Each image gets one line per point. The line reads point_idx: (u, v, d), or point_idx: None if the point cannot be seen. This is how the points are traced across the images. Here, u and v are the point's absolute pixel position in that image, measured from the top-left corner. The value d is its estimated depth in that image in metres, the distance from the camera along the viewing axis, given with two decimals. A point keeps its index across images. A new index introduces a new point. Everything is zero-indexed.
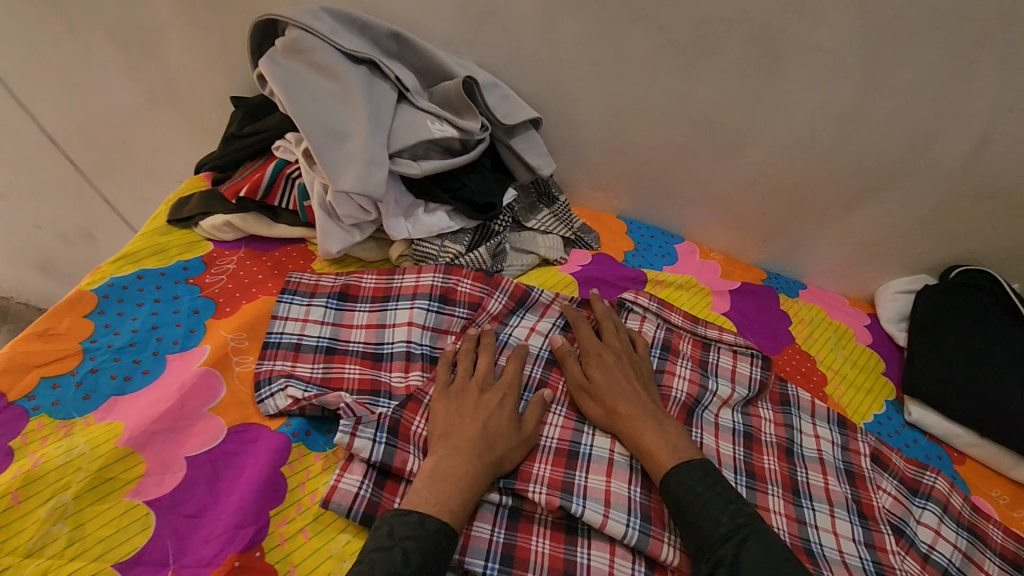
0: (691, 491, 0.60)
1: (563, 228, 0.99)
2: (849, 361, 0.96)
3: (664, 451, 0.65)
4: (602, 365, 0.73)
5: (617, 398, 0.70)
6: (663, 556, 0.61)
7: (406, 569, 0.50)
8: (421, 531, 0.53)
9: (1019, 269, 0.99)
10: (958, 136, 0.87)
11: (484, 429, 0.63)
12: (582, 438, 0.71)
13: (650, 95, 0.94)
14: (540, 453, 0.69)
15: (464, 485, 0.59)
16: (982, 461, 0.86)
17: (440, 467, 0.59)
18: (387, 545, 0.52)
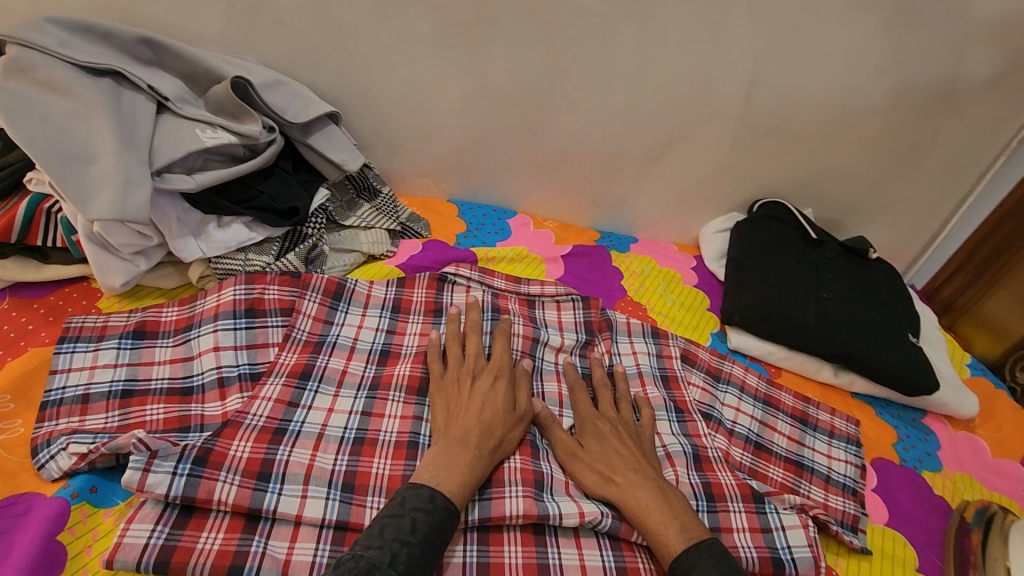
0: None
1: (388, 221, 0.97)
2: (677, 304, 1.03)
3: (673, 532, 0.64)
4: (601, 437, 0.73)
5: (618, 467, 0.70)
6: (506, 512, 0.66)
7: (412, 537, 0.56)
8: (431, 503, 0.59)
9: (807, 195, 1.11)
10: (730, 81, 0.94)
11: (482, 415, 0.69)
12: (422, 429, 0.72)
13: (448, 76, 0.94)
14: (380, 448, 0.69)
15: (469, 470, 0.64)
16: (794, 371, 0.96)
17: (448, 453, 0.64)
18: (397, 513, 0.58)
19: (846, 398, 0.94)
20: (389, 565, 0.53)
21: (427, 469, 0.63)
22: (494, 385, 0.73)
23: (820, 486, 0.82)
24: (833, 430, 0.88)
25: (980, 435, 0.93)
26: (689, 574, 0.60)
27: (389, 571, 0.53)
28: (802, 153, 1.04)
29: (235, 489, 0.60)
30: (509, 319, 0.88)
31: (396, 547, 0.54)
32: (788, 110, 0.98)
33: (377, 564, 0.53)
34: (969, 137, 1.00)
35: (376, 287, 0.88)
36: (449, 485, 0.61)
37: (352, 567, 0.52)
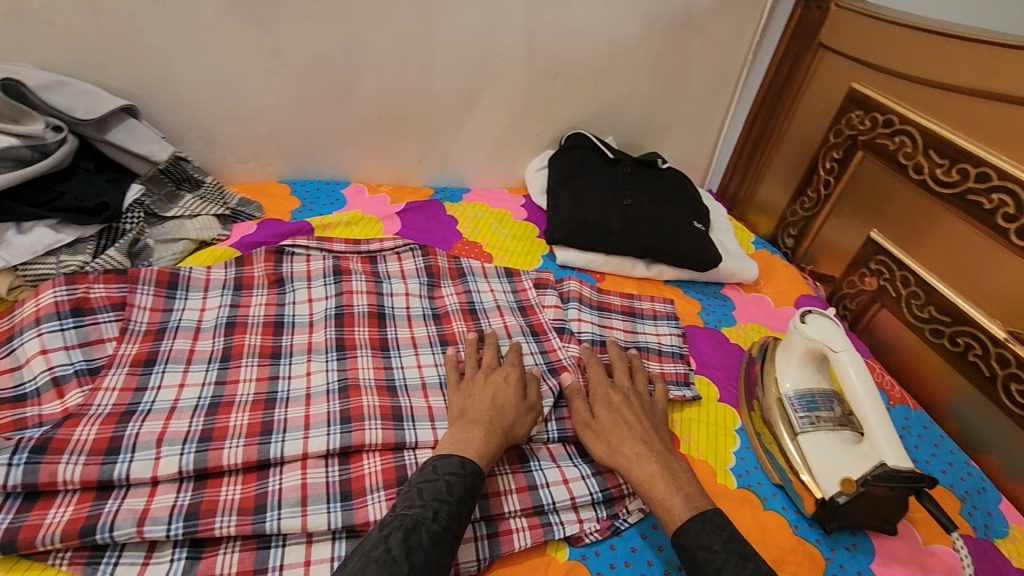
0: (709, 547, 0.59)
1: (215, 207, 0.99)
2: (509, 237, 1.14)
3: (678, 502, 0.64)
4: (617, 414, 0.75)
5: (624, 439, 0.72)
6: (367, 441, 0.69)
7: (450, 497, 0.60)
8: (462, 468, 0.63)
9: (604, 125, 1.27)
10: (507, 30, 1.06)
11: (494, 403, 0.73)
12: (278, 385, 0.76)
13: (245, 58, 0.98)
14: (236, 405, 0.72)
15: (486, 443, 0.67)
16: (616, 273, 1.11)
17: (464, 429, 0.68)
18: (432, 478, 0.62)
19: (659, 285, 1.12)
20: (431, 523, 0.58)
21: (450, 443, 0.67)
22: (506, 377, 0.77)
23: (655, 359, 0.95)
24: (655, 313, 1.04)
25: (765, 292, 1.14)
26: (693, 542, 0.60)
27: (430, 527, 0.57)
28: (589, 86, 1.19)
29: (81, 467, 0.61)
30: (351, 278, 0.93)
31: (437, 504, 0.59)
32: (564, 50, 1.12)
33: (422, 521, 0.57)
34: (716, 54, 1.20)
35: (214, 271, 0.89)
36: (472, 451, 0.66)
37: (398, 525, 0.57)
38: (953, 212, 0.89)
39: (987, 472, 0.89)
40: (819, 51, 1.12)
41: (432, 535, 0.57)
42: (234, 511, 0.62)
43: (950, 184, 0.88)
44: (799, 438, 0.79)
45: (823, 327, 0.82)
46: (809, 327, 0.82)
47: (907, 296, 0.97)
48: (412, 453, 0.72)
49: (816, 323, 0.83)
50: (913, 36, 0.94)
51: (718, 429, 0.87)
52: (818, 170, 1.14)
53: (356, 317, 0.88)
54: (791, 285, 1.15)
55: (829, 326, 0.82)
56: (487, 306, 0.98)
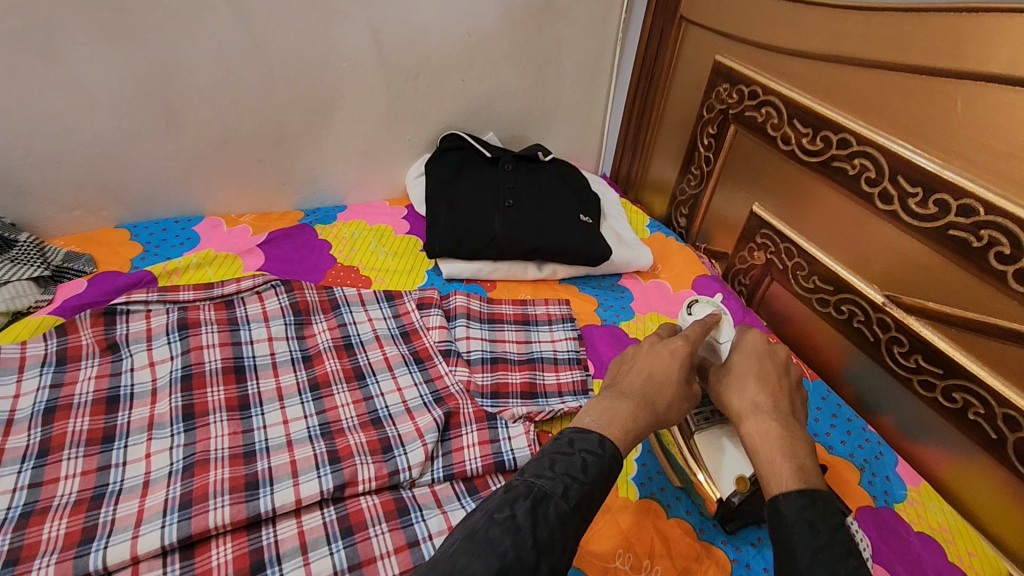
0: (812, 525, 0.49)
1: (33, 268, 0.86)
2: (390, 255, 1.06)
3: (790, 470, 0.54)
4: (756, 355, 0.66)
5: (753, 391, 0.62)
6: (210, 525, 0.60)
7: (584, 477, 0.51)
8: (602, 448, 0.53)
9: (482, 121, 1.20)
10: (350, 31, 0.96)
11: (653, 377, 0.62)
12: (110, 476, 0.66)
13: (36, 94, 0.84)
14: (53, 510, 0.62)
15: (635, 420, 0.58)
16: (507, 279, 1.05)
17: (612, 401, 0.59)
18: (567, 450, 0.53)
19: (554, 285, 1.06)
20: (561, 499, 0.49)
21: (588, 414, 0.58)
22: (672, 352, 0.65)
23: (551, 368, 0.91)
24: (550, 317, 0.98)
25: (663, 277, 1.11)
26: (796, 514, 0.50)
27: (559, 504, 0.48)
28: (455, 83, 1.11)
29: None
30: (200, 330, 0.83)
31: (568, 480, 0.50)
32: (420, 47, 1.03)
33: (552, 495, 0.49)
34: (585, 36, 1.15)
35: (31, 346, 0.77)
36: (617, 432, 0.56)
37: (524, 491, 0.49)
38: (822, 181, 0.87)
39: (884, 435, 0.89)
40: (681, 24, 1.08)
41: (560, 515, 0.48)
42: None
43: (817, 153, 0.87)
44: (693, 440, 0.71)
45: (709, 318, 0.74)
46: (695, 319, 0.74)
47: (793, 268, 0.97)
48: (272, 528, 0.63)
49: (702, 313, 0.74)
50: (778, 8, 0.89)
51: None
52: (697, 146, 1.12)
53: (208, 377, 0.78)
54: (686, 267, 1.12)
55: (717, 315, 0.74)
56: (365, 338, 0.90)
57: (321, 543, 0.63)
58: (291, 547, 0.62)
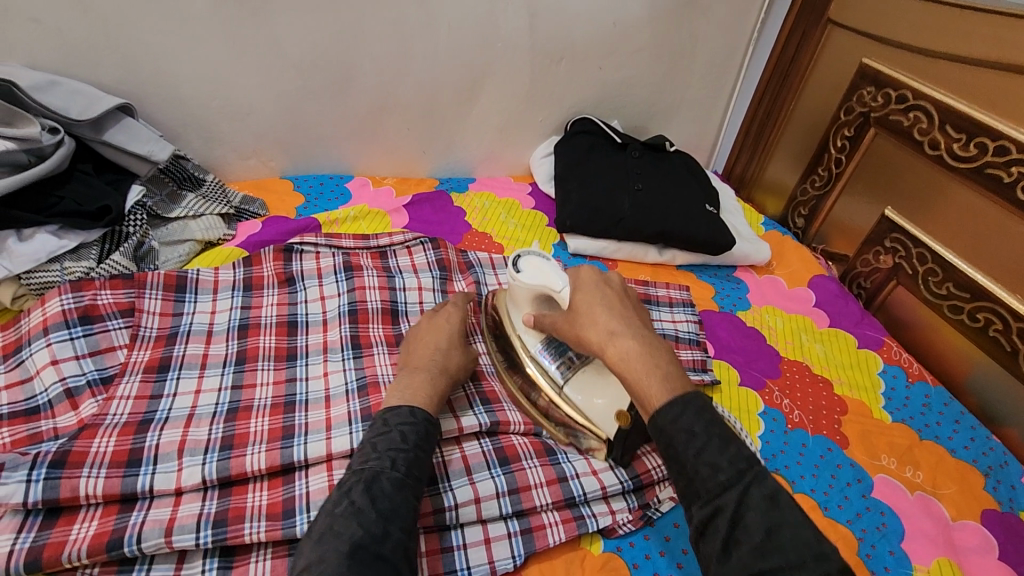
0: (689, 431, 0.53)
1: (219, 206, 0.96)
2: (519, 226, 1.12)
3: (654, 382, 0.57)
4: (594, 289, 0.67)
5: (601, 313, 0.64)
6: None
7: (407, 445, 0.59)
8: (414, 417, 0.62)
9: (609, 109, 1.25)
10: (510, 13, 1.03)
11: (436, 347, 0.73)
12: (296, 387, 0.75)
13: (239, 51, 0.93)
14: (255, 410, 0.71)
15: (432, 386, 0.67)
16: (628, 259, 1.10)
17: (412, 376, 0.68)
18: (383, 430, 0.60)
19: (673, 271, 1.10)
20: (391, 470, 0.56)
21: (395, 392, 0.66)
22: (447, 320, 0.77)
23: (674, 345, 0.94)
24: (671, 300, 1.02)
25: (778, 274, 1.13)
26: (672, 425, 0.54)
27: (391, 474, 0.56)
28: (593, 69, 1.16)
29: (102, 480, 0.59)
30: (363, 272, 0.91)
31: (393, 454, 0.58)
32: (567, 32, 1.09)
33: (381, 471, 0.56)
34: (723, 31, 1.18)
35: (223, 272, 0.87)
36: (423, 400, 0.65)
37: (357, 479, 0.56)
38: (969, 187, 0.88)
39: (1009, 446, 0.89)
40: (827, 27, 1.11)
41: (394, 482, 0.56)
42: (262, 517, 0.60)
43: (968, 159, 0.87)
44: (565, 392, 0.73)
45: (537, 272, 0.75)
46: (525, 277, 0.75)
47: (924, 274, 0.97)
48: (440, 449, 0.70)
49: (530, 268, 0.76)
50: (936, 14, 0.91)
51: (743, 412, 0.86)
52: (828, 149, 1.13)
53: (370, 314, 0.85)
54: (803, 266, 1.14)
55: (541, 264, 0.77)
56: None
57: (482, 468, 0.69)
58: (457, 467, 0.69)
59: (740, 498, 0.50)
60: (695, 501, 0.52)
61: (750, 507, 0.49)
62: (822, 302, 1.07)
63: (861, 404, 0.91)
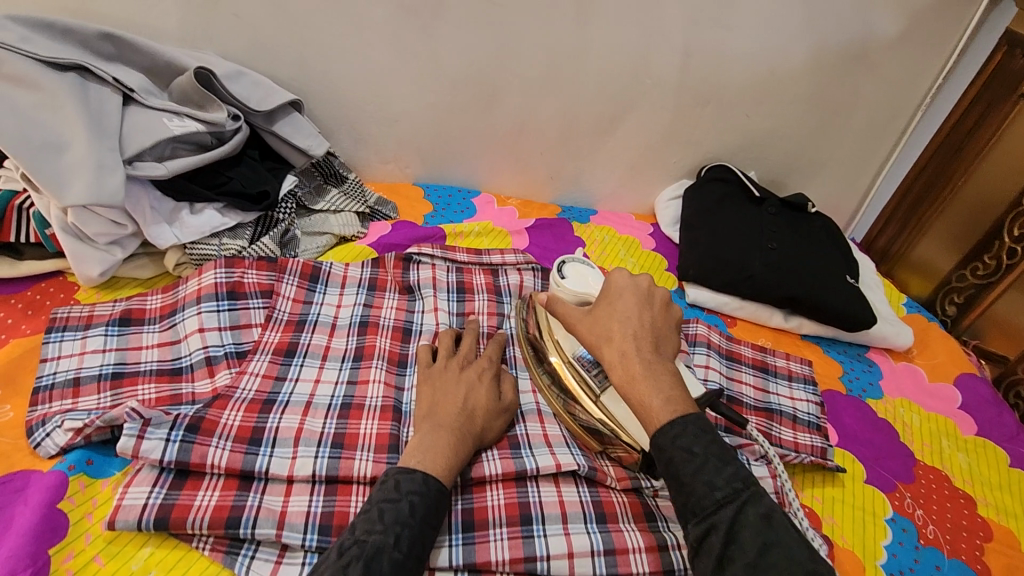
0: (688, 449, 0.55)
1: (357, 204, 1.00)
2: (637, 267, 1.09)
3: (657, 404, 0.58)
4: (618, 300, 0.66)
5: (617, 327, 0.64)
6: (487, 472, 0.68)
7: (414, 520, 0.56)
8: (426, 487, 0.59)
9: (749, 159, 1.19)
10: (667, 52, 1.00)
11: (465, 403, 0.69)
12: (404, 395, 0.75)
13: (401, 61, 0.97)
14: (366, 410, 0.71)
15: (453, 452, 0.63)
16: (748, 319, 1.03)
17: (430, 437, 0.64)
18: (393, 496, 0.57)
19: (797, 340, 1.03)
20: (394, 548, 0.53)
21: (414, 454, 0.62)
22: (480, 376, 0.73)
23: (789, 426, 0.87)
24: (791, 373, 0.94)
25: (918, 363, 1.02)
26: (671, 445, 0.55)
27: (393, 554, 0.53)
28: (739, 117, 1.11)
29: (228, 453, 0.62)
30: (474, 296, 0.92)
31: (399, 529, 0.55)
32: (722, 76, 1.04)
33: (383, 547, 0.53)
34: (889, 93, 1.10)
35: (351, 269, 0.90)
36: (437, 466, 0.61)
37: (357, 553, 0.52)
38: None
39: None
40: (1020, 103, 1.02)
41: (393, 561, 0.53)
42: None
43: None
44: (602, 401, 0.70)
45: (581, 279, 0.77)
46: (569, 283, 0.77)
47: None
48: (537, 489, 0.69)
49: (575, 275, 0.78)
50: None
51: (866, 512, 0.78)
52: (1001, 235, 1.08)
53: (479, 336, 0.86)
54: (950, 359, 1.02)
55: (586, 273, 0.79)
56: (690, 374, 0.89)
57: (578, 519, 0.67)
58: (553, 512, 0.67)
59: (737, 515, 0.52)
60: (692, 518, 0.53)
61: (745, 525, 0.51)
62: (968, 405, 0.95)
63: (1008, 531, 0.79)
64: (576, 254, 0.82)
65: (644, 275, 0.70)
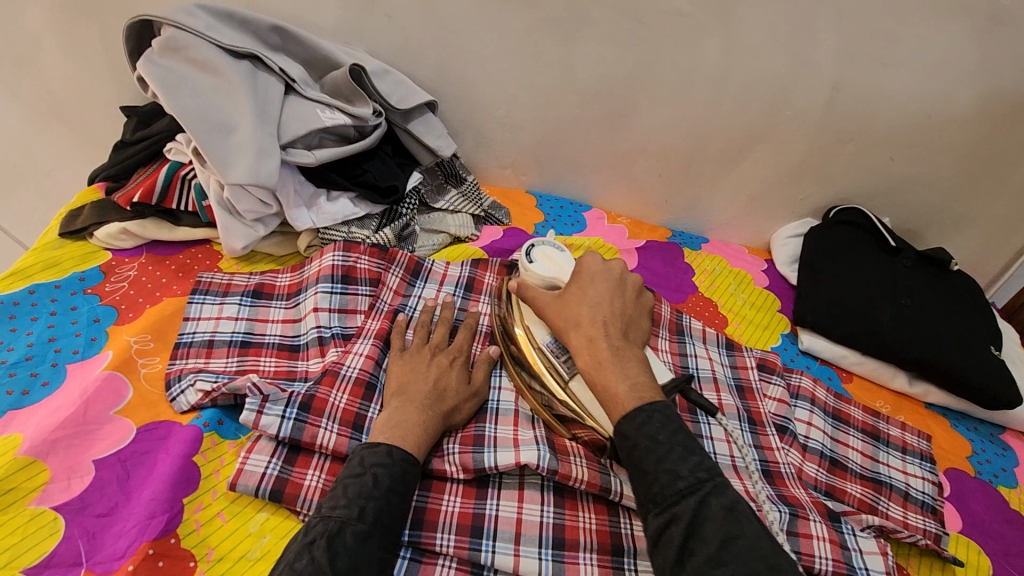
0: (652, 437, 0.58)
1: (472, 206, 1.01)
2: (748, 303, 1.04)
3: (622, 390, 0.63)
4: (587, 283, 0.74)
5: (586, 313, 0.70)
6: (573, 475, 0.64)
7: (377, 490, 0.55)
8: (389, 458, 0.58)
9: (887, 204, 1.10)
10: (815, 84, 0.94)
11: (434, 384, 0.68)
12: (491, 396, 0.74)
13: (536, 71, 0.98)
14: None
15: (419, 426, 0.62)
16: (867, 377, 0.96)
17: (398, 413, 0.63)
18: (357, 472, 0.57)
19: (919, 409, 0.94)
20: (358, 521, 0.53)
21: (382, 429, 0.61)
22: (450, 361, 0.72)
23: (898, 503, 0.80)
24: (906, 446, 0.86)
25: None
26: (637, 433, 0.59)
27: (355, 526, 0.52)
28: (883, 158, 1.03)
29: (336, 436, 0.64)
30: None
31: (363, 502, 0.54)
32: (871, 115, 0.97)
33: (346, 522, 0.52)
34: None
35: (452, 267, 0.90)
36: (405, 441, 0.60)
37: (322, 530, 0.52)
38: None
39: None
40: None
41: (358, 534, 0.52)
42: (453, 528, 0.62)
43: None
44: (570, 387, 0.69)
45: (550, 264, 0.78)
46: (537, 267, 0.78)
47: None
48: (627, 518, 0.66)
49: (542, 259, 0.79)
50: None
51: None
52: None
53: None
54: None
55: (553, 255, 0.80)
56: (798, 434, 0.84)
57: None
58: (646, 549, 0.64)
59: (698, 507, 0.54)
60: (652, 509, 0.56)
61: (709, 516, 0.53)
62: None
63: None
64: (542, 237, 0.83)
65: (615, 264, 0.78)
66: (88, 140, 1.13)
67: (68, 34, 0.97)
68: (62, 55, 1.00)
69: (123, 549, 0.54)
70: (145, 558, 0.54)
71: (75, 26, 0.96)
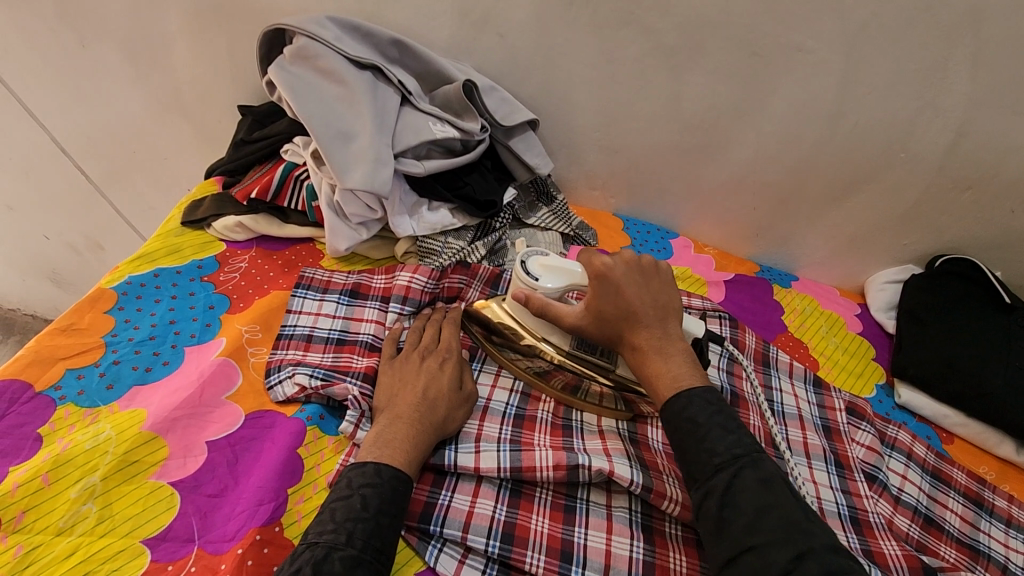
0: (692, 420, 0.55)
1: (563, 225, 1.01)
2: (840, 348, 1.00)
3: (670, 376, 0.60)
4: (611, 291, 0.63)
5: (625, 325, 0.63)
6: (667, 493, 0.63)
7: (365, 513, 0.53)
8: (377, 477, 0.56)
9: (1001, 257, 1.03)
10: (937, 128, 0.90)
11: (424, 394, 0.66)
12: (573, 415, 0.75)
13: (642, 97, 0.98)
14: (539, 424, 0.72)
15: (405, 437, 0.61)
16: (970, 439, 0.90)
17: (387, 430, 0.62)
18: (345, 494, 0.55)
19: None
20: (345, 544, 0.50)
21: (370, 448, 0.59)
22: (440, 365, 0.71)
23: None
24: (1012, 518, 0.80)
25: None
26: (678, 416, 0.56)
27: (345, 551, 0.50)
28: (1003, 210, 0.97)
29: None
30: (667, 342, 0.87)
31: (351, 526, 0.52)
32: (997, 163, 0.92)
33: (335, 547, 0.50)
34: None
35: None
36: (394, 458, 0.58)
37: (308, 558, 0.49)
38: None
39: None
40: None
41: (347, 560, 0.49)
42: (543, 549, 0.62)
43: None
44: (615, 374, 0.71)
45: (553, 272, 0.71)
46: (545, 283, 0.71)
47: None
48: None
49: (543, 271, 0.72)
50: None
51: None
52: None
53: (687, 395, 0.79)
54: None
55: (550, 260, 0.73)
56: (891, 485, 0.80)
57: None
58: None
59: (734, 479, 0.52)
60: (693, 484, 0.54)
61: (742, 489, 0.51)
62: None
63: None
64: (528, 247, 0.75)
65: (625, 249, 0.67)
66: (202, 134, 1.21)
67: (200, 35, 1.04)
68: (191, 54, 1.07)
69: (234, 532, 0.56)
70: (253, 542, 0.55)
71: (206, 31, 1.03)
